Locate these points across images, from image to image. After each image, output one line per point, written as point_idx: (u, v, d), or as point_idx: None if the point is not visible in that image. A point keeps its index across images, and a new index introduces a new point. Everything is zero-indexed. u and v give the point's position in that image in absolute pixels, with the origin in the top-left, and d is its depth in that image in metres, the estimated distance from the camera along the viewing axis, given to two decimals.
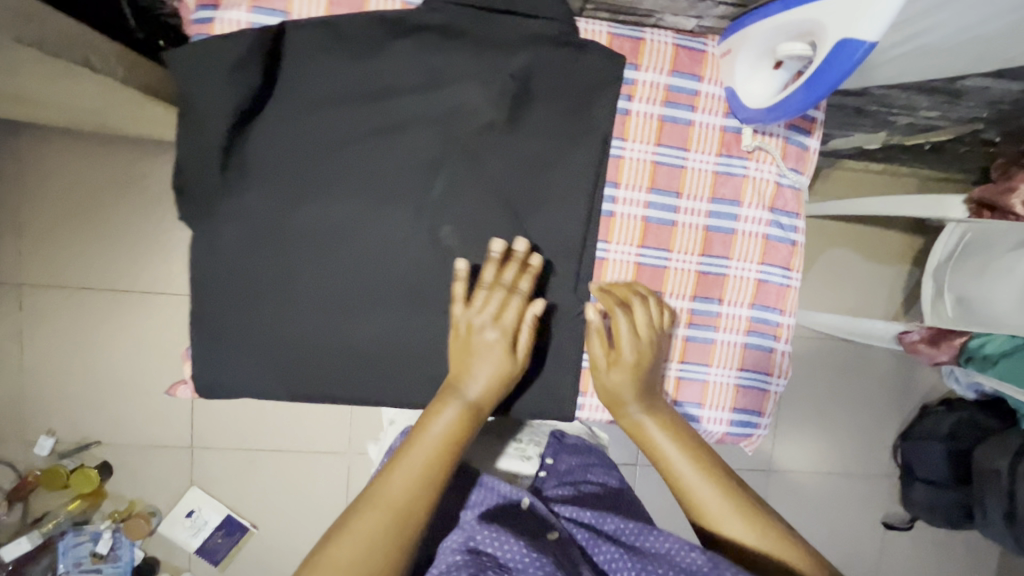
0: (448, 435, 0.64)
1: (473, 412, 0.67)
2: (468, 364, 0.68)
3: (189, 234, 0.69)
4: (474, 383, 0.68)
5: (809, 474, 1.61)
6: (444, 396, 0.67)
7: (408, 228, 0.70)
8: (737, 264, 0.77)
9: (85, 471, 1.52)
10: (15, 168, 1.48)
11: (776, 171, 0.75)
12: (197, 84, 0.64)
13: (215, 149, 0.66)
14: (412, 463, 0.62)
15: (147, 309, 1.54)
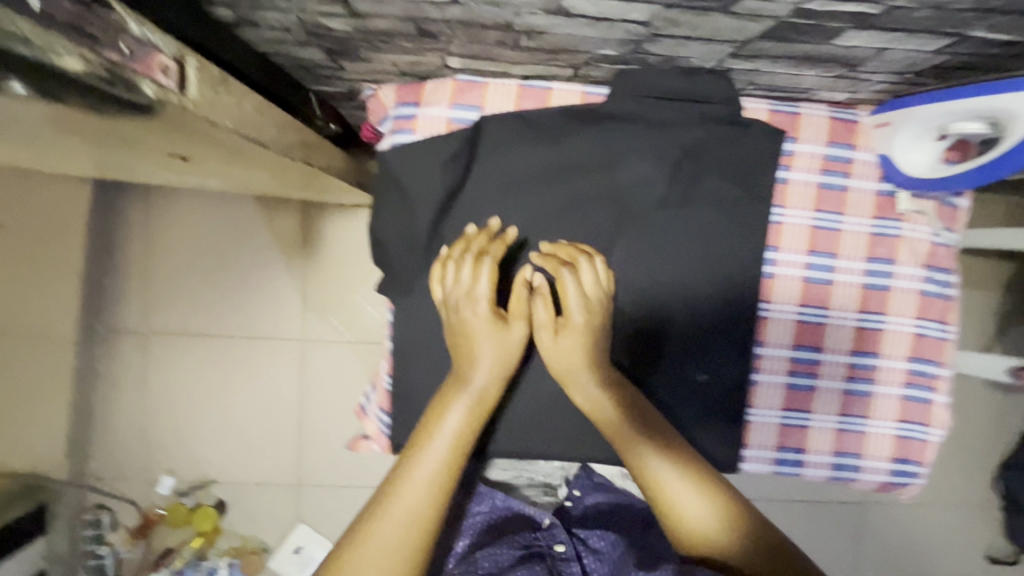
0: (460, 435, 0.63)
1: (479, 397, 0.66)
2: (470, 346, 0.68)
3: (395, 304, 0.78)
4: (481, 373, 0.67)
5: (923, 511, 1.55)
6: (453, 388, 0.66)
7: None
8: (894, 319, 0.80)
9: (206, 509, 1.64)
10: (145, 228, 1.62)
11: (929, 231, 0.79)
12: (411, 175, 0.75)
13: (423, 231, 0.75)
14: (430, 465, 0.61)
15: (262, 353, 1.65)
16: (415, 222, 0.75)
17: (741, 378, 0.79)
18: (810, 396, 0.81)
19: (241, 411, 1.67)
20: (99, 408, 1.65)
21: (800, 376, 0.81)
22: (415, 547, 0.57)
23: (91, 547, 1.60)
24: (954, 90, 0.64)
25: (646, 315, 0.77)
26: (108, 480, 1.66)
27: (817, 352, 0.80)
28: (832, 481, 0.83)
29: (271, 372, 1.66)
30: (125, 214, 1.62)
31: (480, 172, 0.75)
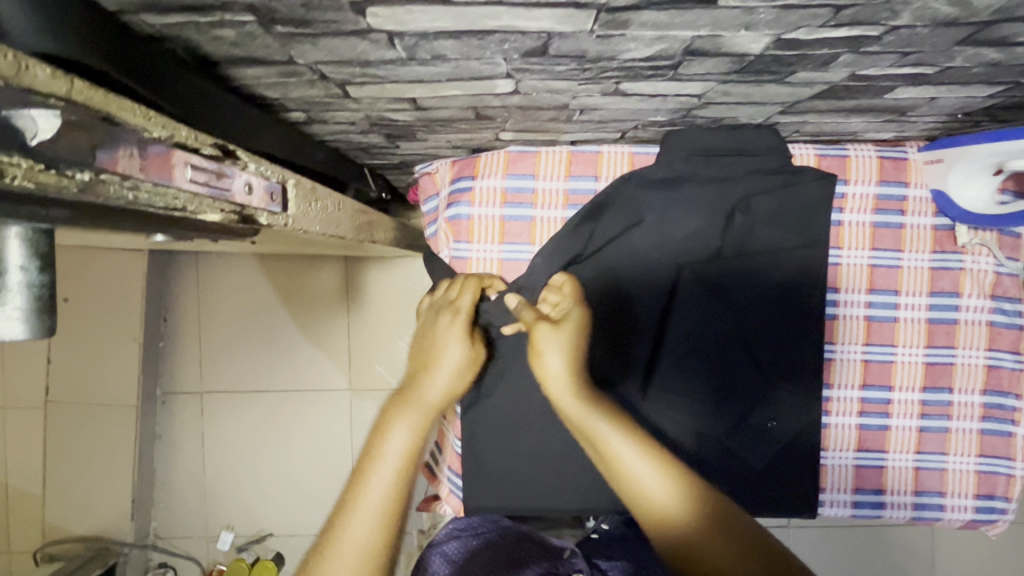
0: (410, 452, 0.57)
1: (430, 416, 0.60)
2: (426, 365, 0.64)
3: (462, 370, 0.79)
4: (433, 385, 0.62)
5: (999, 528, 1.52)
6: (396, 402, 0.60)
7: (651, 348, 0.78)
8: (963, 352, 0.79)
9: (265, 563, 1.61)
10: (196, 290, 1.70)
11: (993, 262, 0.78)
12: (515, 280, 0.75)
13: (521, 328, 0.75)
14: (378, 490, 0.55)
15: (311, 404, 1.69)
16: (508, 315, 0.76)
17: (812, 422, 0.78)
18: (884, 435, 0.80)
19: (295, 463, 1.70)
20: (160, 467, 1.71)
21: (872, 416, 0.80)
22: None
23: None
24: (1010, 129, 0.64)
25: (710, 365, 0.78)
26: (169, 538, 1.70)
27: (888, 391, 0.79)
28: (915, 521, 0.81)
29: (322, 424, 1.69)
30: (177, 280, 1.69)
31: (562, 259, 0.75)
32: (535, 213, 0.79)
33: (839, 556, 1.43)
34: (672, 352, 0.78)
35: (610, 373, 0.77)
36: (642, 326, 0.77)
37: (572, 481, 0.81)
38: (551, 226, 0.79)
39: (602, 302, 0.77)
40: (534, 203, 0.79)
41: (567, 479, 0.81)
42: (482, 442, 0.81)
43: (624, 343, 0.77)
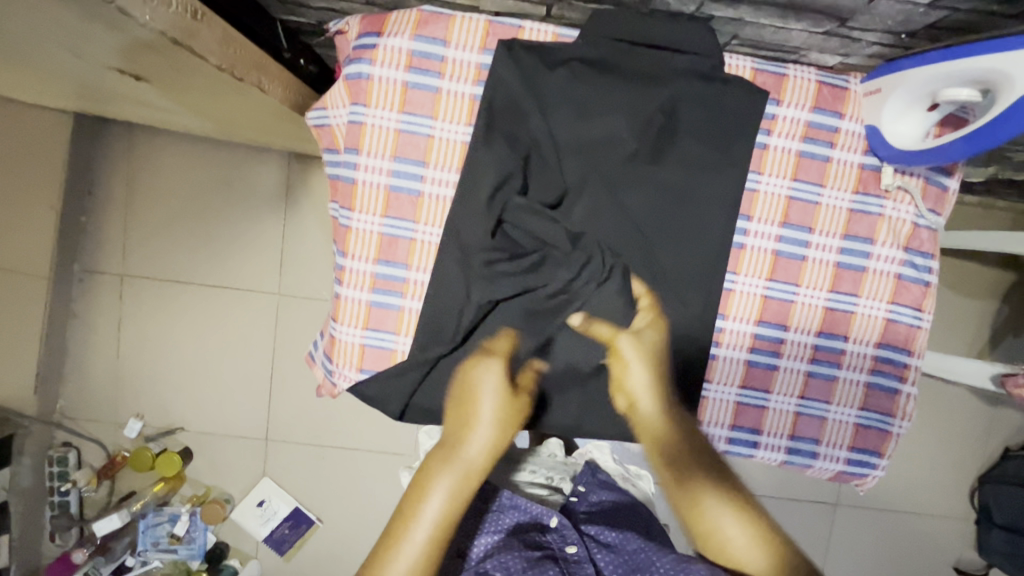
0: (446, 511, 0.68)
1: (470, 472, 0.71)
2: (470, 422, 0.72)
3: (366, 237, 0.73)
4: (472, 444, 0.72)
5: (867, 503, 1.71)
6: (440, 459, 0.71)
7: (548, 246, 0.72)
8: (865, 302, 0.76)
9: (170, 455, 1.59)
10: (125, 165, 1.59)
11: (914, 212, 0.74)
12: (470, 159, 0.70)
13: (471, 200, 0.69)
14: (421, 537, 0.67)
15: (236, 303, 1.63)
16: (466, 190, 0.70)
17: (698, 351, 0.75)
18: (770, 376, 0.77)
19: (212, 360, 1.65)
20: (71, 346, 1.64)
21: (762, 353, 0.77)
22: None
23: (55, 483, 1.59)
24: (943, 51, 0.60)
25: None
26: (75, 419, 1.65)
27: (782, 330, 0.76)
28: (786, 466, 0.80)
29: (245, 327, 1.64)
30: (106, 150, 1.58)
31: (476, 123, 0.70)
32: (442, 84, 0.72)
33: None
34: None
35: (506, 268, 0.70)
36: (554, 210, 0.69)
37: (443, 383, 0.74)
38: (458, 102, 0.72)
39: (510, 184, 0.69)
40: (442, 72, 0.71)
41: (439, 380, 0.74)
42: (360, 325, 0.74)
43: (529, 236, 0.70)
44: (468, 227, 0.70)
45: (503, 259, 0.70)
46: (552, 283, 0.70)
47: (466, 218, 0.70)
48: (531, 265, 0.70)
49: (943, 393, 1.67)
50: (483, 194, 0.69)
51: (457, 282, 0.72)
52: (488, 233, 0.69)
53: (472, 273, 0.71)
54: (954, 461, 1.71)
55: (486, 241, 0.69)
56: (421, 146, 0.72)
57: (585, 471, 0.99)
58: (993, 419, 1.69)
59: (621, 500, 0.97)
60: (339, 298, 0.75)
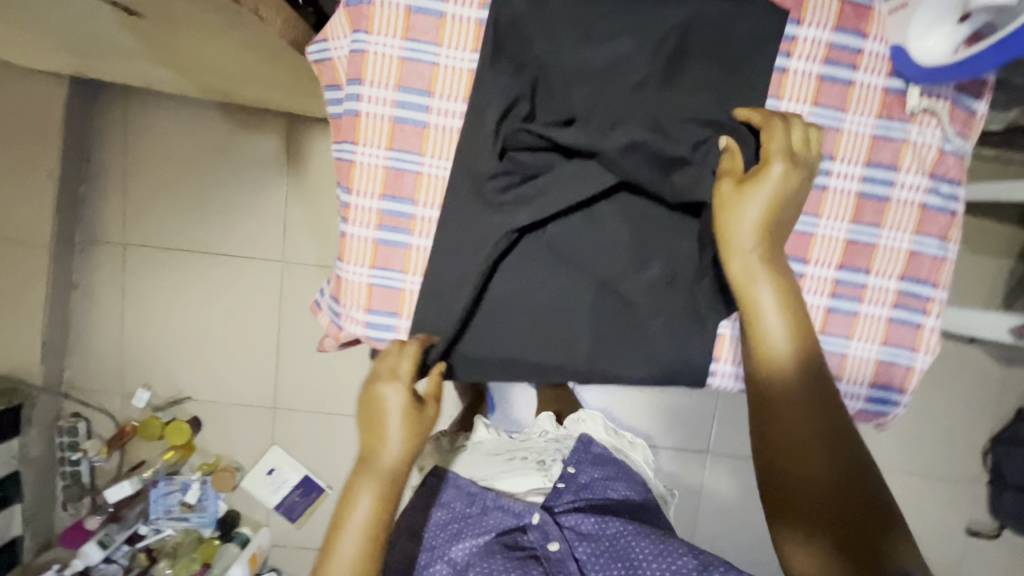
0: (372, 522, 0.63)
1: (391, 481, 0.65)
2: (379, 431, 0.65)
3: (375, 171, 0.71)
4: (389, 453, 0.65)
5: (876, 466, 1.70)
6: (359, 473, 0.65)
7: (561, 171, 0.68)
8: (888, 233, 0.73)
9: (179, 424, 1.59)
10: (122, 130, 1.56)
11: (939, 137, 0.71)
12: (477, 87, 0.68)
13: (477, 126, 0.68)
14: (344, 560, 0.62)
15: (239, 271, 1.61)
16: (473, 116, 0.68)
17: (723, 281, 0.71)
18: None
19: (217, 329, 1.64)
20: (75, 317, 1.63)
21: None
22: None
23: (66, 454, 1.59)
24: None
25: (618, 211, 0.72)
26: (83, 391, 1.65)
27: (802, 264, 0.74)
28: None
29: (249, 296, 1.62)
30: (103, 117, 1.55)
31: (484, 51, 0.68)
32: (446, 9, 0.69)
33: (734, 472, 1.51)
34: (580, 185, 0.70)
35: (514, 195, 0.68)
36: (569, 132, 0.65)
37: (445, 317, 0.72)
38: (462, 27, 0.69)
39: (517, 110, 0.67)
40: None
41: (441, 314, 0.72)
42: (372, 263, 0.73)
43: (539, 159, 0.68)
44: (476, 154, 0.68)
45: (513, 185, 0.69)
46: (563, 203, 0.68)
47: (472, 145, 0.68)
48: (539, 189, 0.68)
49: (955, 353, 1.65)
50: (490, 120, 0.67)
51: (465, 213, 0.70)
52: (495, 159, 0.67)
53: (482, 203, 0.69)
54: (966, 423, 1.69)
55: (494, 167, 0.68)
56: (425, 76, 0.69)
57: (577, 450, 0.97)
58: (1008, 380, 1.66)
59: (608, 473, 0.95)
60: (345, 237, 0.73)
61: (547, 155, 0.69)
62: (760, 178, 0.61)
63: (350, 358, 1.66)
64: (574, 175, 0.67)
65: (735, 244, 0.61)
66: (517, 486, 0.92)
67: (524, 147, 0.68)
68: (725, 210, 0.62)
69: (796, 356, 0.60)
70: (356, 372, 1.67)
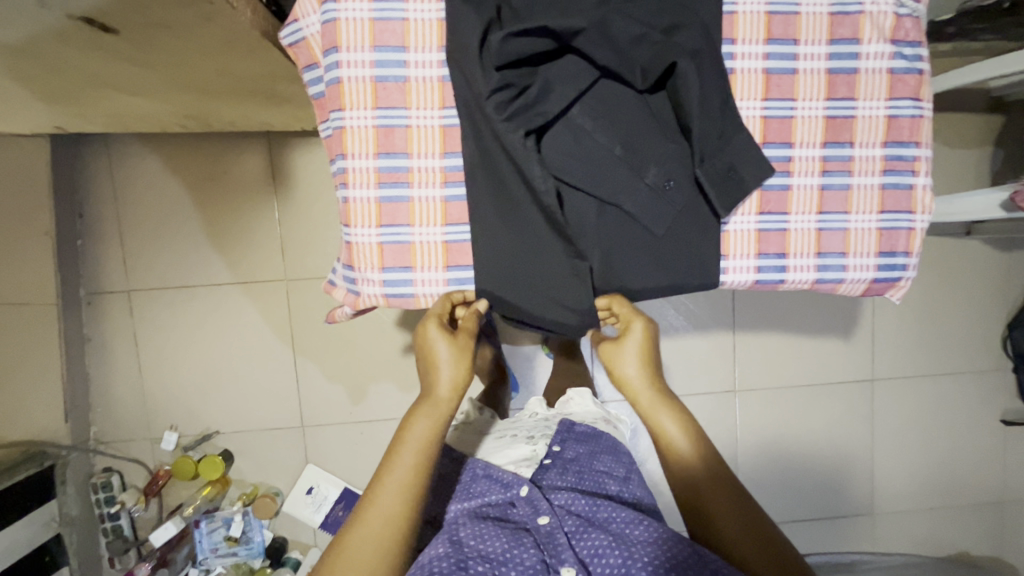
0: (426, 441, 0.69)
1: (446, 409, 0.71)
2: (432, 366, 0.72)
3: (365, 132, 0.73)
4: (441, 381, 0.71)
5: (900, 373, 1.71)
6: (416, 405, 0.71)
7: (553, 85, 0.72)
8: (863, 104, 0.76)
9: (212, 457, 1.59)
10: (108, 179, 1.58)
11: (893, 3, 0.74)
12: (449, 29, 0.70)
13: (457, 62, 0.70)
14: (402, 468, 0.67)
15: (246, 297, 1.63)
16: (450, 56, 0.70)
17: (722, 162, 0.74)
18: (786, 196, 0.77)
19: (233, 358, 1.65)
20: (92, 371, 1.63)
21: (775, 176, 0.77)
22: (390, 547, 0.64)
23: (104, 509, 1.59)
24: None
25: (603, 129, 0.75)
26: (111, 443, 1.65)
27: (788, 148, 0.77)
28: (817, 286, 0.80)
29: (259, 319, 1.64)
30: (88, 171, 1.58)
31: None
32: None
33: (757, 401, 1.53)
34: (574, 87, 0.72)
35: (517, 107, 0.70)
36: (553, 23, 0.66)
37: (477, 239, 0.75)
38: None
39: (492, 30, 0.68)
40: None
41: (473, 235, 0.75)
42: (377, 221, 0.75)
43: (523, 74, 0.71)
44: (473, 76, 0.69)
45: (513, 98, 0.69)
46: (552, 109, 0.72)
47: (466, 73, 0.70)
48: (540, 97, 0.71)
49: (953, 249, 1.68)
50: (473, 42, 0.68)
51: (478, 136, 0.73)
52: (490, 75, 0.68)
53: (490, 123, 0.70)
54: (978, 314, 1.71)
55: (492, 85, 0.68)
56: (398, 31, 0.72)
57: (561, 429, 1.00)
58: (1011, 264, 1.68)
59: (594, 448, 0.99)
60: (347, 202, 0.75)
61: (532, 69, 0.72)
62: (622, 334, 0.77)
63: (368, 363, 1.67)
64: (569, 73, 0.72)
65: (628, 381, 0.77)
66: (503, 460, 0.97)
67: (513, 59, 0.68)
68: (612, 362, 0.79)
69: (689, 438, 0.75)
70: (376, 377, 1.67)
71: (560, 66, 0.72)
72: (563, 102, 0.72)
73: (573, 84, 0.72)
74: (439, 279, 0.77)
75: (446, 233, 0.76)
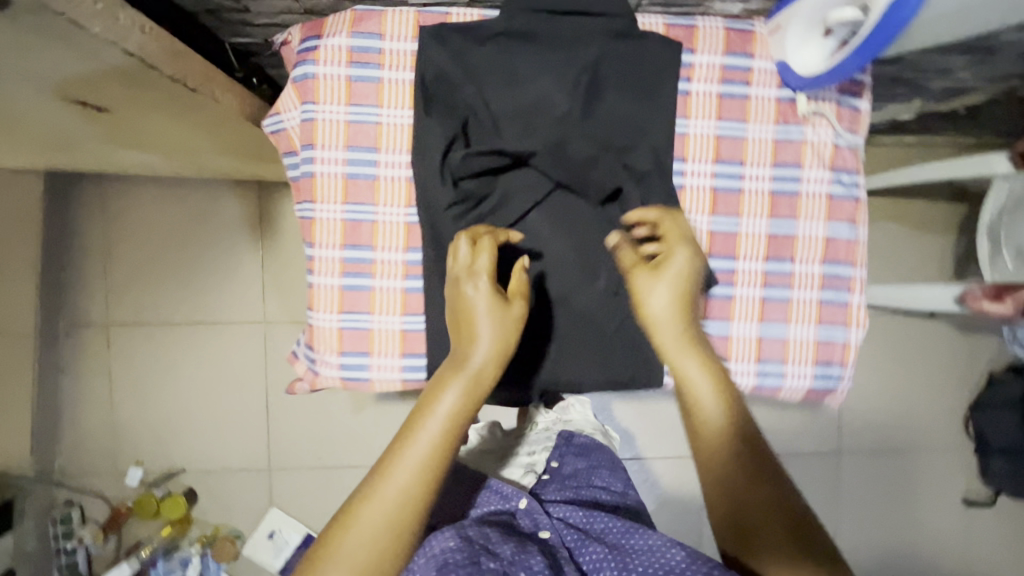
0: (456, 413, 0.64)
1: (479, 384, 0.66)
2: (469, 330, 0.68)
3: (335, 225, 0.78)
4: (478, 353, 0.67)
5: (863, 448, 1.75)
6: (447, 369, 0.67)
7: (511, 194, 0.78)
8: (804, 224, 0.81)
9: (174, 497, 1.62)
10: (98, 215, 1.62)
11: (833, 134, 0.80)
12: (416, 141, 0.75)
13: (421, 170, 0.75)
14: (424, 443, 0.62)
15: (225, 335, 1.65)
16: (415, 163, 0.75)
17: None
18: (728, 305, 0.82)
19: (205, 396, 1.66)
20: (64, 401, 1.64)
21: (718, 286, 0.81)
22: (399, 530, 0.58)
23: (61, 543, 1.59)
24: None
25: (558, 234, 0.80)
26: (74, 475, 1.64)
27: (732, 260, 0.81)
28: (757, 390, 0.84)
29: (235, 360, 1.66)
30: (80, 206, 1.62)
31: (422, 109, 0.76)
32: (383, 74, 0.76)
33: None
34: (533, 197, 0.78)
35: (475, 216, 0.77)
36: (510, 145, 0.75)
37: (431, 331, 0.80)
38: (398, 89, 0.77)
39: (456, 145, 0.75)
40: (382, 63, 0.76)
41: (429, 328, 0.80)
42: (342, 306, 0.79)
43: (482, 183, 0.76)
44: (431, 187, 0.75)
45: (471, 208, 0.76)
46: (509, 215, 0.78)
47: (426, 182, 0.75)
48: (498, 205, 0.78)
49: (918, 330, 1.73)
50: (437, 155, 0.74)
51: (436, 238, 0.76)
52: (449, 190, 0.74)
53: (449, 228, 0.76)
54: (940, 394, 1.75)
55: (450, 196, 0.74)
56: (371, 134, 0.77)
57: (560, 442, 0.98)
58: (974, 347, 1.74)
59: (593, 461, 0.95)
60: (313, 287, 0.79)
61: (492, 179, 0.77)
62: (663, 264, 0.72)
63: (341, 409, 1.68)
64: (526, 186, 0.78)
65: (655, 320, 0.70)
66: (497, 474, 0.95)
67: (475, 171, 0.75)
68: (636, 294, 0.72)
69: (721, 408, 0.67)
70: (346, 422, 1.68)
71: (516, 177, 0.78)
72: (520, 208, 0.78)
73: (531, 195, 0.78)
74: (395, 366, 0.80)
75: (404, 323, 0.79)
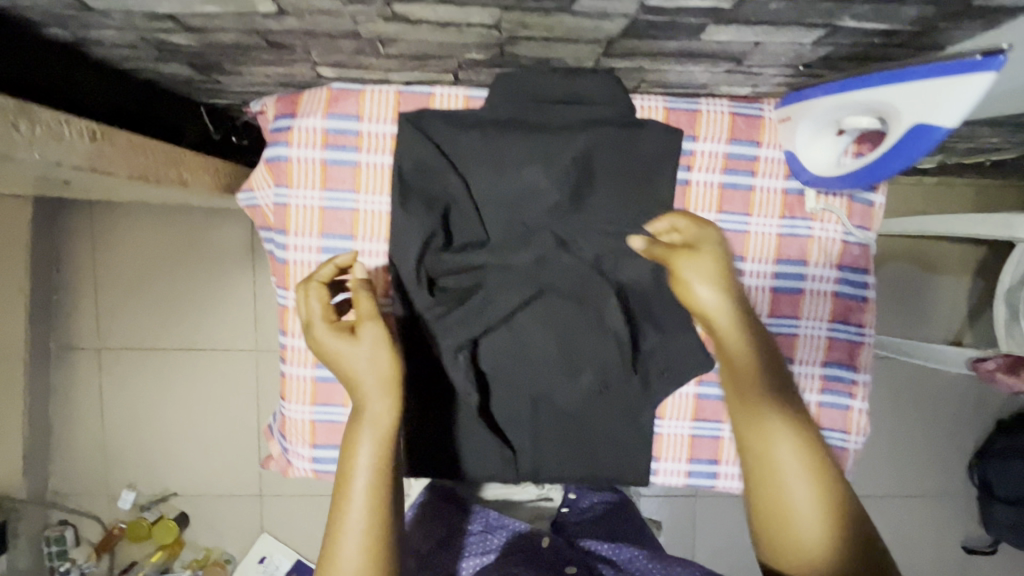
0: (378, 463, 0.62)
1: (383, 425, 0.63)
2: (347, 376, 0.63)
3: None
4: (372, 400, 0.63)
5: (864, 492, 1.71)
6: (354, 424, 0.63)
7: (494, 293, 0.73)
8: (806, 323, 0.76)
9: (165, 521, 1.62)
10: (89, 239, 1.60)
11: (842, 230, 0.75)
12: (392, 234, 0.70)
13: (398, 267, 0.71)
14: (359, 497, 0.61)
15: (216, 362, 1.64)
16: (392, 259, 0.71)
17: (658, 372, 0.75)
18: (721, 405, 0.77)
19: (197, 421, 1.66)
20: (57, 423, 1.64)
21: (711, 385, 0.77)
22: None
23: (54, 563, 1.58)
24: (853, 79, 0.58)
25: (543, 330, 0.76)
26: (68, 495, 1.66)
27: None
28: None
29: (227, 386, 1.65)
30: (70, 229, 1.59)
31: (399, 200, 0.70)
32: (360, 158, 0.72)
33: (715, 527, 1.51)
34: (519, 295, 0.73)
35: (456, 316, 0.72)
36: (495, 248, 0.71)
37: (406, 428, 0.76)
38: (377, 174, 0.72)
39: (436, 242, 0.71)
40: (359, 147, 0.72)
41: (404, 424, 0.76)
42: (314, 398, 0.75)
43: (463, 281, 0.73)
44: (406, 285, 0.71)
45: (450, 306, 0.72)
46: (494, 315, 0.73)
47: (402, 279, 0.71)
48: (483, 303, 0.72)
49: (927, 375, 1.67)
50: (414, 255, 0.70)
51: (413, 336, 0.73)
52: (425, 296, 0.71)
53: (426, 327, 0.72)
54: (946, 440, 1.70)
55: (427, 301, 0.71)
56: (346, 221, 0.73)
57: None
58: (984, 394, 1.68)
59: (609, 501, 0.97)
60: (285, 377, 0.76)
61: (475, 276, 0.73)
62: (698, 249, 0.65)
63: None
64: (511, 284, 0.73)
65: (701, 301, 0.64)
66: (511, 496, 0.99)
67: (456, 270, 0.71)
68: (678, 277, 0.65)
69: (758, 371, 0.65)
70: None
71: (501, 274, 0.73)
72: (505, 308, 0.73)
73: (514, 293, 0.73)
74: None
75: None
